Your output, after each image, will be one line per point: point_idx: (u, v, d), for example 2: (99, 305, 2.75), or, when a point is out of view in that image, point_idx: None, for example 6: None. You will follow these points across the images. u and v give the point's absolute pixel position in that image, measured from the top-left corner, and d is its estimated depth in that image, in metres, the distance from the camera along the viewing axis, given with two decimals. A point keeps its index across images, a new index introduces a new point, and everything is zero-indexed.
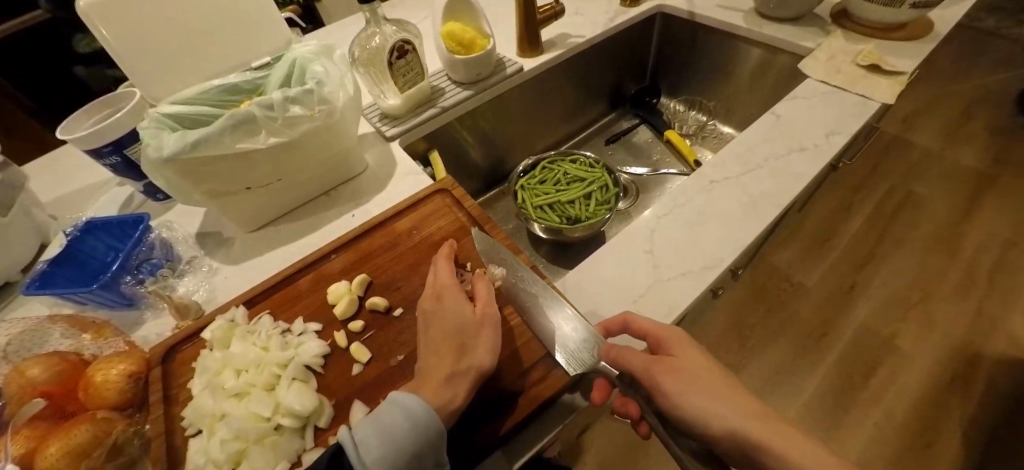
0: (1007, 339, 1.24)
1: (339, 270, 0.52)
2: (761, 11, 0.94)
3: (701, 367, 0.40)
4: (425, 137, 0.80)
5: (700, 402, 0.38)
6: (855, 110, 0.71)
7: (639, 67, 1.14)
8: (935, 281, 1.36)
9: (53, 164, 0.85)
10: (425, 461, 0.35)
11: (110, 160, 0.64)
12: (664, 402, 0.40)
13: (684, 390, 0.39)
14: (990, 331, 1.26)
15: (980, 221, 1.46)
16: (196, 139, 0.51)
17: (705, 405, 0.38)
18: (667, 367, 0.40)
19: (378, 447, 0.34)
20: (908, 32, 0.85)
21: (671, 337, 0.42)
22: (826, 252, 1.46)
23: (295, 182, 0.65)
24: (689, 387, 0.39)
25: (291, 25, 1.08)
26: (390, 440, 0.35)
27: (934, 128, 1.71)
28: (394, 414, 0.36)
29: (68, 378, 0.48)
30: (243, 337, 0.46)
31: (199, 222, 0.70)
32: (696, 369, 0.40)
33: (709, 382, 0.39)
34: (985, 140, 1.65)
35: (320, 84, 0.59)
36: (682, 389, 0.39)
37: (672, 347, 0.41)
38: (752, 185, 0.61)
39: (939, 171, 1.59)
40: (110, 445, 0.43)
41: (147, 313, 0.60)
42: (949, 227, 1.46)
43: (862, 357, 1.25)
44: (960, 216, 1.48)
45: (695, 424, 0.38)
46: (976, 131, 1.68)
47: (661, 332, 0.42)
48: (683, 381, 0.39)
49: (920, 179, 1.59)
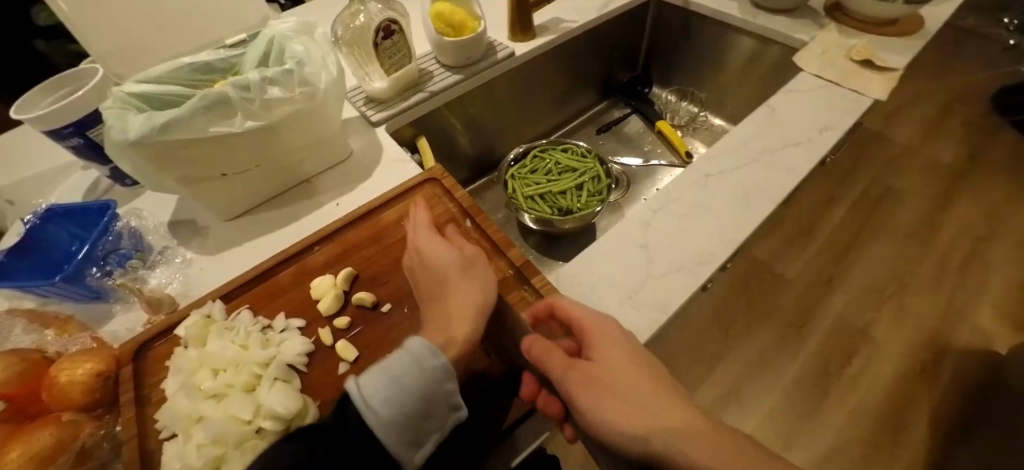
0: (974, 330, 1.30)
1: (324, 261, 0.50)
2: (757, 1, 0.92)
3: (623, 364, 0.37)
4: (412, 124, 0.77)
5: (627, 415, 0.34)
6: (848, 105, 0.71)
7: (631, 55, 1.11)
8: (910, 274, 1.40)
9: (12, 146, 0.79)
10: (433, 405, 0.36)
11: (72, 141, 0.60)
12: (576, 407, 0.36)
13: (597, 394, 0.35)
14: (958, 322, 1.31)
15: (954, 216, 1.51)
16: (165, 122, 0.47)
17: (615, 406, 0.34)
18: (583, 370, 0.37)
19: (386, 391, 0.35)
20: (898, 28, 0.85)
21: (599, 331, 0.39)
22: (809, 244, 1.48)
23: (275, 168, 0.61)
24: (605, 391, 0.35)
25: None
26: (399, 384, 0.35)
27: (915, 123, 1.74)
28: (401, 363, 0.36)
29: (29, 378, 0.45)
30: (220, 335, 0.43)
31: (172, 209, 0.66)
32: (614, 366, 0.37)
33: (629, 384, 0.36)
34: (961, 137, 1.69)
35: (301, 64, 0.55)
36: (614, 395, 0.35)
37: (596, 343, 0.39)
38: (747, 179, 0.61)
39: (918, 166, 1.63)
40: (77, 449, 0.41)
41: (116, 306, 0.57)
42: (925, 221, 1.50)
43: (839, 347, 1.29)
44: (935, 210, 1.52)
45: (601, 430, 0.34)
46: (954, 128, 1.72)
47: (587, 324, 0.40)
48: (598, 384, 0.36)
49: (899, 173, 1.62)
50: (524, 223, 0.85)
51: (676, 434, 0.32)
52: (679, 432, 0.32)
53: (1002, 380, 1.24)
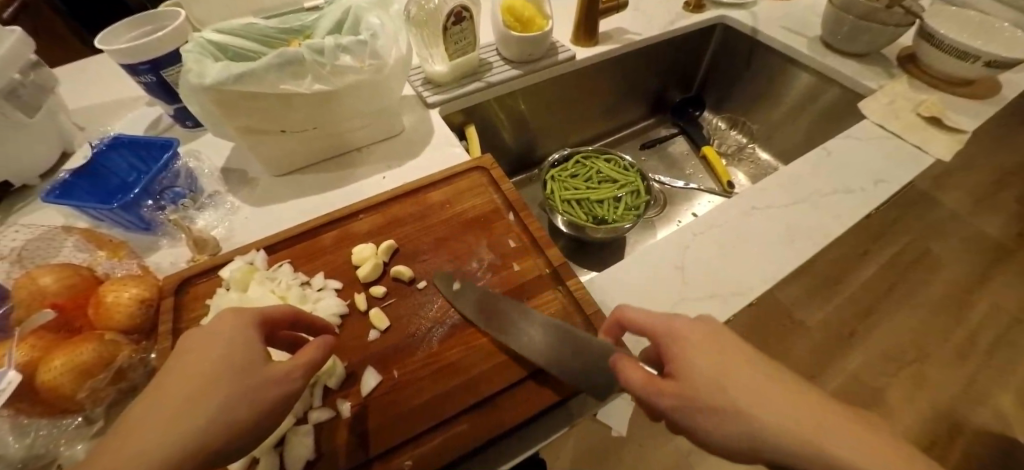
0: (1016, 402, 1.17)
1: (291, 312, 0.38)
2: (830, 43, 0.91)
3: (711, 378, 0.31)
4: (464, 110, 0.78)
5: (772, 420, 0.29)
6: (906, 160, 0.71)
7: (687, 76, 1.11)
8: (942, 337, 1.27)
9: (86, 74, 0.84)
10: None
11: (146, 78, 0.63)
12: (694, 427, 0.31)
13: (704, 415, 0.31)
14: (993, 391, 1.19)
15: (1002, 280, 1.35)
16: (242, 73, 0.49)
17: (732, 423, 0.30)
18: (671, 389, 0.32)
19: None
20: (968, 90, 0.84)
21: (670, 336, 0.35)
22: (833, 294, 1.35)
23: (331, 132, 0.63)
24: (716, 404, 0.30)
25: (295, 27, 0.63)
26: None
27: (979, 178, 1.56)
28: None
29: (80, 292, 0.47)
30: (262, 283, 0.45)
31: (227, 156, 0.68)
32: (701, 384, 0.31)
33: (742, 387, 0.31)
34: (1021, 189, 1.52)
35: (374, 36, 0.56)
36: (732, 400, 0.30)
37: (675, 354, 0.34)
38: (805, 217, 0.62)
39: (990, 222, 1.46)
40: (115, 369, 0.42)
41: (163, 240, 0.59)
42: (974, 275, 1.37)
43: (860, 385, 1.20)
44: (981, 270, 1.38)
45: (717, 439, 0.31)
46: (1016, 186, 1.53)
47: (675, 339, 0.34)
48: (700, 408, 0.31)
49: (956, 226, 1.47)
50: (555, 225, 0.85)
51: (793, 456, 0.28)
52: (840, 445, 0.28)
53: (1023, 453, 1.12)
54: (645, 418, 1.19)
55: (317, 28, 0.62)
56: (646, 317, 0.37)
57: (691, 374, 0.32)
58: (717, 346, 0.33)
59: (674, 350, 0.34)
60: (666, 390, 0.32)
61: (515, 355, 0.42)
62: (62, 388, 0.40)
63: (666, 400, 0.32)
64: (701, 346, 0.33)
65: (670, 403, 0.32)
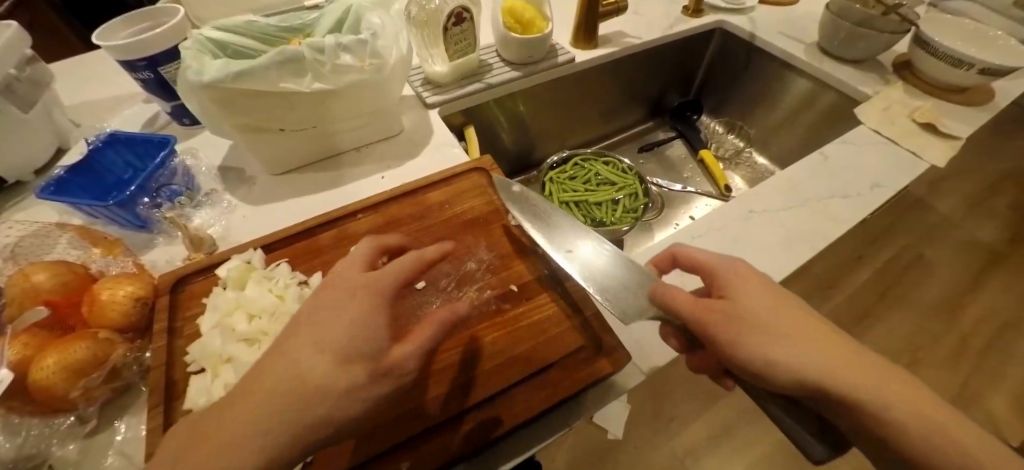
0: (1009, 408, 1.18)
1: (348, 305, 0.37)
2: (826, 49, 0.92)
3: (759, 306, 0.35)
4: (464, 111, 0.78)
5: (808, 346, 0.33)
6: (902, 166, 0.72)
7: (685, 80, 1.11)
8: (936, 342, 1.28)
9: (82, 71, 0.83)
10: None
11: (143, 75, 0.63)
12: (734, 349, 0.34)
13: (747, 334, 0.34)
14: (986, 396, 1.20)
15: (995, 286, 1.37)
16: (241, 70, 0.48)
17: (771, 344, 0.33)
18: (717, 310, 0.36)
19: None
20: (962, 97, 0.85)
21: (721, 271, 0.38)
22: (827, 298, 1.36)
23: (332, 130, 0.63)
24: (758, 326, 0.34)
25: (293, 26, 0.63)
26: None
27: (972, 184, 1.57)
28: None
29: (73, 289, 0.46)
30: (259, 282, 0.45)
31: (224, 155, 0.68)
32: (749, 308, 0.35)
33: (786, 316, 0.34)
34: (1013, 196, 1.54)
35: (374, 36, 0.56)
36: (767, 325, 0.34)
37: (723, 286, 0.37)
38: (803, 220, 0.62)
39: (982, 228, 1.48)
40: (109, 367, 0.42)
41: (159, 237, 0.58)
42: (968, 281, 1.38)
43: None
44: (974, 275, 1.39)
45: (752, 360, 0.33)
46: (1007, 193, 1.55)
47: (727, 272, 0.38)
48: (743, 329, 0.34)
49: (949, 231, 1.48)
50: None
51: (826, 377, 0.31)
52: (870, 377, 0.31)
53: None
54: (641, 420, 1.19)
55: (317, 28, 0.62)
56: (702, 254, 0.41)
57: (739, 299, 0.36)
58: (764, 285, 0.37)
59: (724, 285, 0.37)
60: (713, 308, 0.36)
61: (514, 357, 0.42)
62: (54, 386, 0.39)
63: (711, 319, 0.35)
64: (753, 280, 0.37)
65: (716, 321, 0.35)
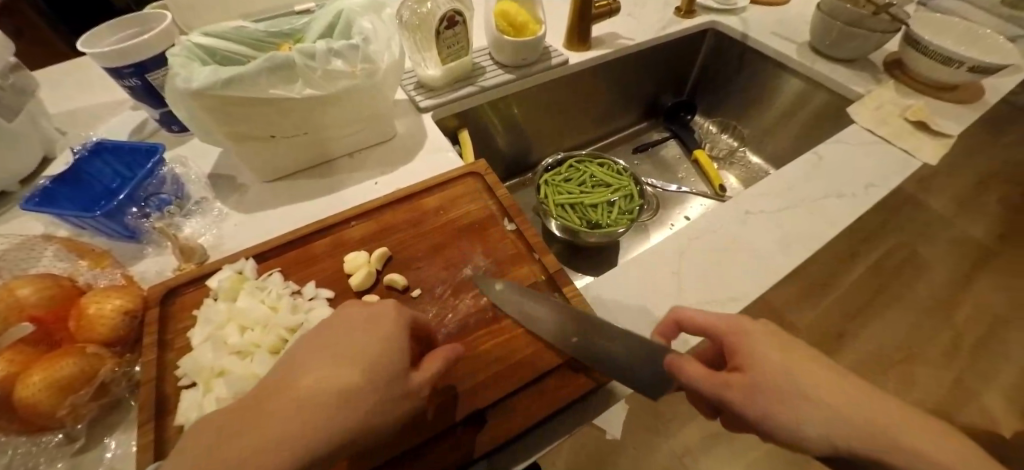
0: (999, 402, 1.20)
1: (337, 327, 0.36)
2: (818, 48, 0.92)
3: (779, 368, 0.32)
4: (457, 115, 0.78)
5: (839, 405, 0.31)
6: (895, 164, 0.72)
7: (679, 81, 1.11)
8: (928, 338, 1.29)
9: (69, 77, 0.82)
10: None
11: (130, 82, 0.61)
12: (764, 420, 0.32)
13: (774, 404, 0.31)
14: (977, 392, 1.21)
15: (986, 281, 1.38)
16: (231, 77, 0.47)
17: (803, 412, 0.31)
18: (738, 382, 0.33)
19: None
20: (953, 95, 0.85)
21: (731, 331, 0.36)
22: (823, 296, 1.37)
23: (325, 137, 0.62)
24: (786, 394, 0.31)
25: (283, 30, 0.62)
26: None
27: None
28: None
29: (60, 303, 0.45)
30: (251, 293, 0.44)
31: (214, 162, 0.67)
32: (773, 375, 0.32)
33: (810, 371, 0.32)
34: None
35: (366, 41, 0.56)
36: (790, 389, 0.31)
37: (735, 349, 0.35)
38: (799, 220, 0.62)
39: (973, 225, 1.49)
40: (98, 383, 0.41)
41: (148, 248, 0.57)
42: (959, 276, 1.40)
43: None
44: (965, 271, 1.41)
45: (787, 433, 0.31)
46: None
47: (736, 335, 0.36)
48: (771, 398, 0.31)
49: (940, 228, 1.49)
50: (549, 230, 0.84)
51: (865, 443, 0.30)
52: (908, 431, 0.30)
53: None
54: (639, 419, 1.19)
55: (307, 33, 0.61)
56: (705, 316, 0.38)
57: (760, 366, 0.33)
58: (779, 340, 0.35)
59: (737, 348, 0.35)
60: (734, 381, 0.33)
61: (511, 366, 0.42)
62: (40, 405, 0.38)
63: (734, 393, 0.33)
64: (765, 338, 0.35)
65: (739, 396, 0.32)
